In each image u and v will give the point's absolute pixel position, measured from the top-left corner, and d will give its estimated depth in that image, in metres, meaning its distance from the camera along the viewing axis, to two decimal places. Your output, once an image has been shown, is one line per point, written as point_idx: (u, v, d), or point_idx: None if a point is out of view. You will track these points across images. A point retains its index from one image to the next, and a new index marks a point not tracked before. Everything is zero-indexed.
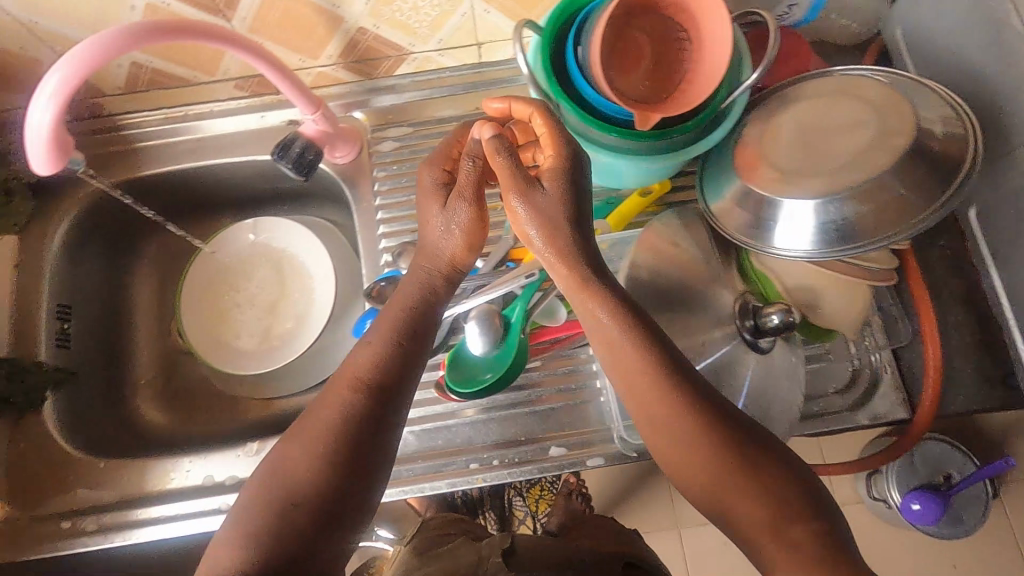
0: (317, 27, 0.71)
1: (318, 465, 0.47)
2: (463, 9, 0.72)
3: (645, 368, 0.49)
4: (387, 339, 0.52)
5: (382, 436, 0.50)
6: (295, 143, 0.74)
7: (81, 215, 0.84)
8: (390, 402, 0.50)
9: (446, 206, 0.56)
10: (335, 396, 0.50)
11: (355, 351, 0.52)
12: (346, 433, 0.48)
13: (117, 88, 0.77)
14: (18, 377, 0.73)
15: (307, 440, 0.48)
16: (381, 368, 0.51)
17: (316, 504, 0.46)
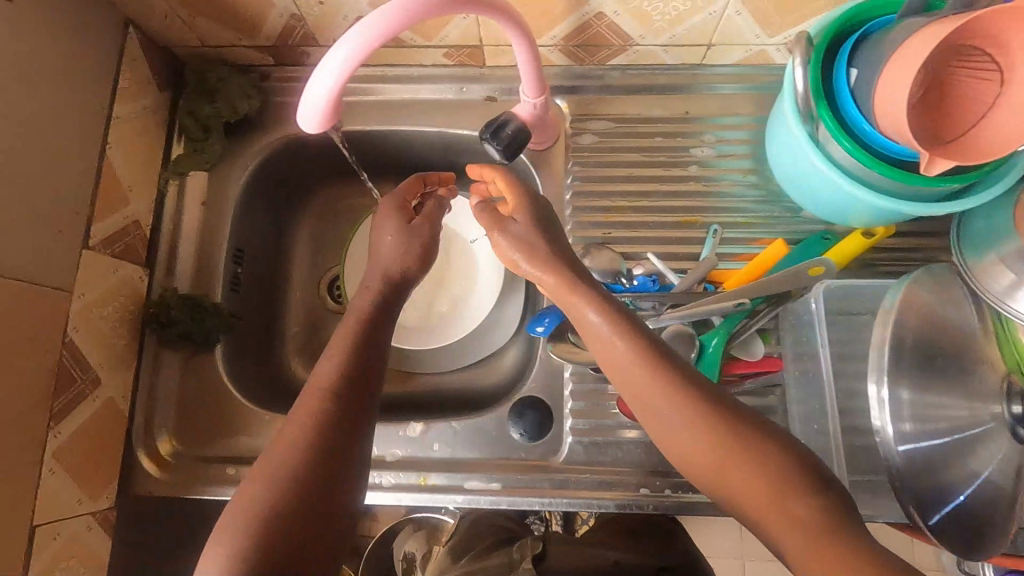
0: (558, 6, 0.67)
1: (291, 447, 0.50)
2: (716, 7, 0.66)
3: (654, 385, 0.53)
4: (345, 354, 0.57)
5: (355, 436, 0.53)
6: (509, 125, 0.71)
7: (265, 161, 0.83)
8: (343, 410, 0.53)
9: (398, 227, 0.67)
10: (324, 386, 0.54)
11: (322, 367, 0.56)
12: (329, 425, 0.51)
13: (330, 40, 0.74)
14: (199, 317, 0.74)
15: (294, 439, 0.50)
16: (342, 379, 0.55)
17: (303, 476, 0.49)
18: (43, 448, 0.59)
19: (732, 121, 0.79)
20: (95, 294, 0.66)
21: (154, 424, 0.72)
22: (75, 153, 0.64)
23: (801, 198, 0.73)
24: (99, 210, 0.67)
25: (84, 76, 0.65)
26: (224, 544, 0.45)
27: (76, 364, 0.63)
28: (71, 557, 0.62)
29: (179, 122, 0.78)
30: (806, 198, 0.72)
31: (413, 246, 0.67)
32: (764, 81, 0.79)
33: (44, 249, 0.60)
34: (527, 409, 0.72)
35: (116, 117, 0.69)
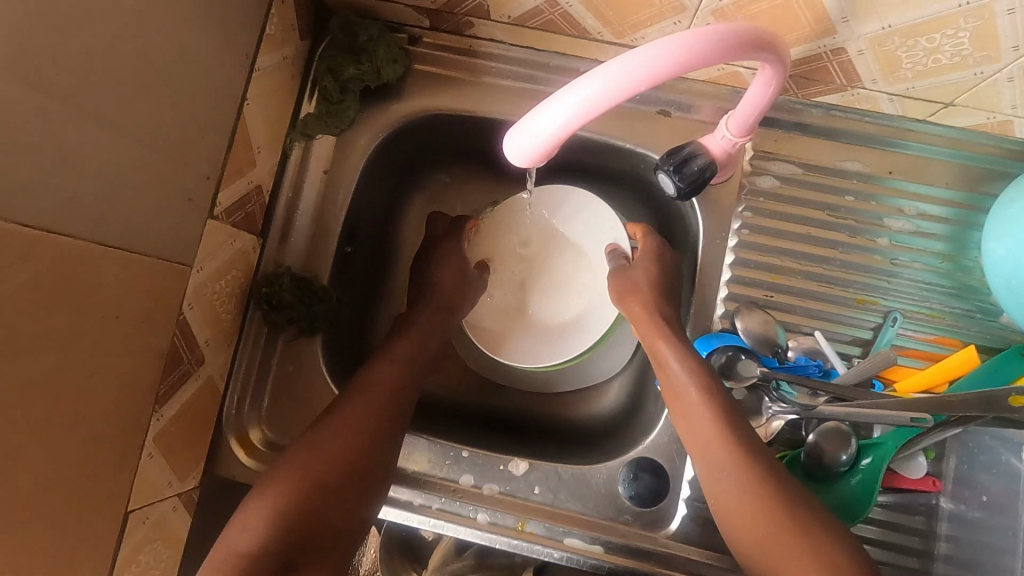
0: (793, 33, 0.55)
1: (331, 454, 0.57)
2: (987, 69, 0.55)
3: (719, 435, 0.58)
4: (399, 363, 0.66)
5: (397, 433, 0.62)
6: (696, 159, 0.60)
7: (396, 135, 0.74)
8: (400, 407, 0.63)
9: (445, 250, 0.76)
10: (379, 393, 0.63)
11: (379, 365, 0.65)
12: (361, 438, 0.59)
13: (505, 17, 0.64)
14: (309, 302, 0.68)
15: (327, 430, 0.59)
16: (392, 381, 0.64)
17: (342, 474, 0.57)
18: (147, 432, 0.55)
19: (942, 192, 0.68)
20: (212, 267, 0.60)
21: (247, 406, 0.68)
22: (215, 108, 0.56)
23: (1017, 311, 0.61)
24: (228, 174, 0.60)
25: (235, 19, 0.57)
26: (249, 530, 0.53)
27: (186, 342, 0.58)
28: (156, 540, 0.59)
29: (315, 77, 0.70)
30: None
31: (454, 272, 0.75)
32: (989, 153, 0.67)
33: (172, 217, 0.53)
34: (643, 472, 0.66)
35: (257, 69, 0.61)
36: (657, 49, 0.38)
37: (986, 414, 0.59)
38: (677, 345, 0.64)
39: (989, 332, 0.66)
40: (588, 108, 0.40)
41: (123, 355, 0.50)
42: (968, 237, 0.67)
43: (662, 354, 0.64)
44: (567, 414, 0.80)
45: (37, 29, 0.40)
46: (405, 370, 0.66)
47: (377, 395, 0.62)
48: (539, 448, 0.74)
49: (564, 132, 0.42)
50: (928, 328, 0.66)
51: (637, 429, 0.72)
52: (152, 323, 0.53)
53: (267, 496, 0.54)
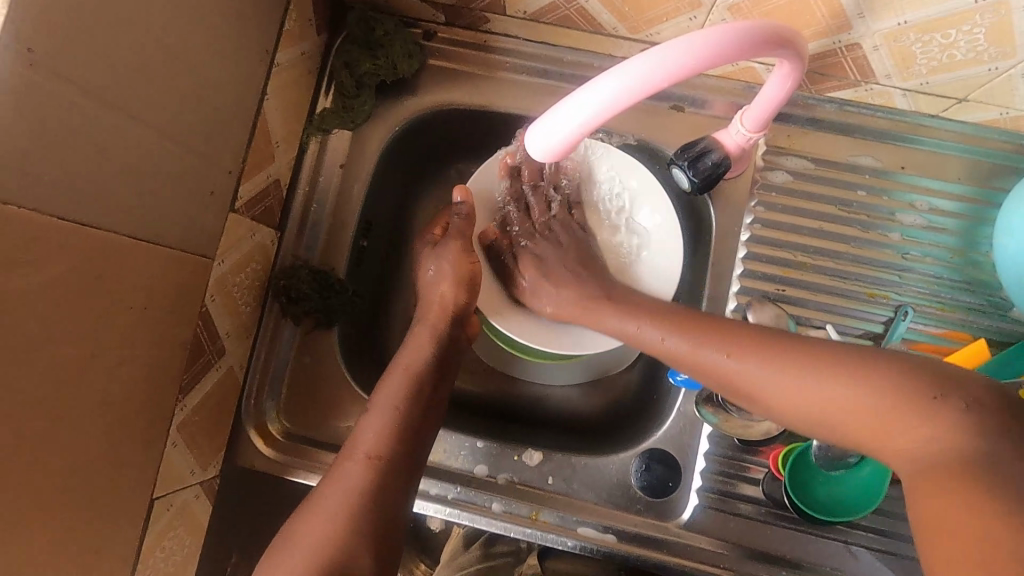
0: (809, 28, 0.56)
1: (308, 550, 0.53)
2: (1002, 65, 0.55)
3: (699, 346, 0.59)
4: (386, 420, 0.61)
5: (401, 492, 0.59)
6: (710, 154, 0.61)
7: (411, 130, 0.75)
8: (394, 468, 0.59)
9: (441, 252, 0.70)
10: (359, 475, 0.57)
11: (365, 426, 0.61)
12: (354, 510, 0.55)
13: (521, 12, 0.65)
14: (326, 293, 0.69)
15: (322, 509, 0.55)
16: (383, 439, 0.60)
17: (341, 552, 0.53)
18: (171, 421, 0.56)
19: (953, 187, 0.68)
20: (232, 260, 0.61)
21: (265, 396, 0.69)
22: (237, 103, 0.57)
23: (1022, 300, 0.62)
24: (248, 167, 0.60)
25: (256, 14, 0.57)
26: None
27: (207, 334, 0.59)
28: (179, 527, 0.60)
29: (331, 71, 0.70)
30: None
31: (466, 267, 0.70)
32: (1000, 148, 0.68)
33: (196, 211, 0.54)
34: (655, 463, 0.67)
35: (276, 64, 0.62)
36: (689, 42, 0.39)
37: None
38: (616, 310, 0.67)
39: (1000, 326, 0.67)
40: (613, 102, 0.40)
41: (150, 346, 0.51)
42: (980, 231, 0.68)
43: (612, 324, 0.67)
44: (580, 408, 0.80)
45: (76, 26, 0.42)
46: (394, 424, 0.61)
47: (369, 453, 0.59)
48: (550, 440, 0.75)
49: (587, 128, 0.42)
50: (939, 322, 0.67)
51: (650, 421, 0.73)
52: (177, 315, 0.54)
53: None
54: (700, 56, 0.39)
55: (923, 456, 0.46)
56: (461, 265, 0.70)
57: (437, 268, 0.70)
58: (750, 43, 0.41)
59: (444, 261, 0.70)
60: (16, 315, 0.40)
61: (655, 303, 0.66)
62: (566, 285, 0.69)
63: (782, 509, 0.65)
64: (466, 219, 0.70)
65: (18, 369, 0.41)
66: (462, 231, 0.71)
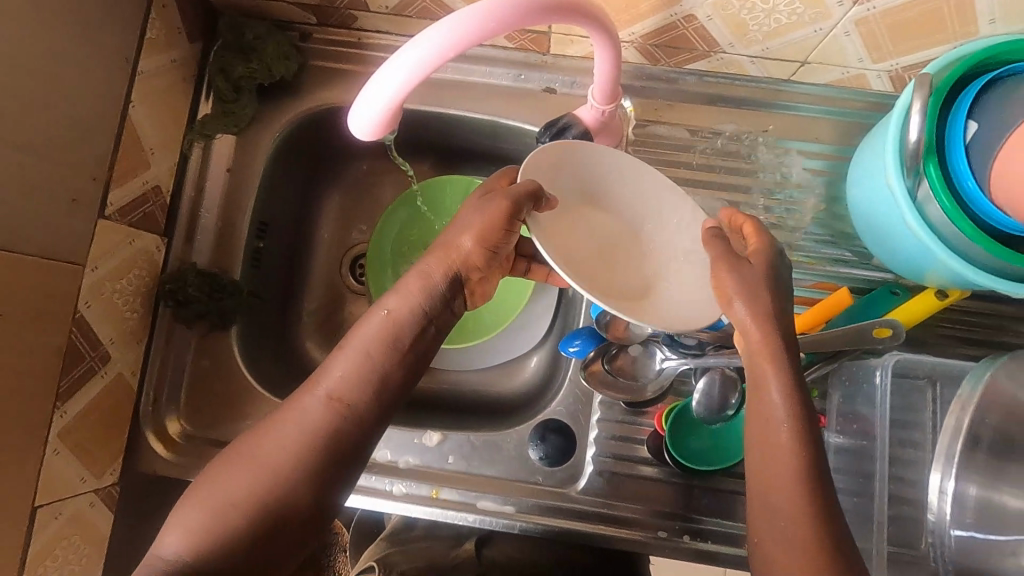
0: (644, 2, 0.59)
1: (251, 479, 0.47)
2: (824, 25, 0.58)
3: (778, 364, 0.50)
4: (358, 358, 0.52)
5: (351, 458, 0.50)
6: (568, 131, 0.64)
7: (298, 130, 0.76)
8: (355, 424, 0.51)
9: (485, 202, 0.55)
10: (317, 414, 0.50)
11: (336, 365, 0.52)
12: (294, 463, 0.48)
13: (383, 7, 0.67)
14: (216, 295, 0.70)
15: (253, 459, 0.48)
16: (357, 389, 0.51)
17: (267, 507, 0.47)
18: (49, 429, 0.56)
19: (813, 147, 0.72)
20: (108, 267, 0.61)
21: (163, 402, 0.69)
22: (95, 111, 0.58)
23: (938, 271, 0.59)
24: (118, 174, 0.61)
25: (110, 24, 0.59)
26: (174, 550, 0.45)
27: (86, 340, 0.60)
28: (74, 535, 0.61)
29: (208, 77, 0.72)
30: (939, 270, 0.59)
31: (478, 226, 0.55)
32: (854, 106, 0.71)
33: (57, 217, 0.55)
34: (550, 432, 0.69)
35: (141, 73, 0.63)
36: (480, 9, 0.41)
37: (856, 348, 0.62)
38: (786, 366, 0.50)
39: (865, 274, 0.70)
40: (415, 72, 0.42)
41: (14, 353, 0.52)
42: (842, 186, 0.72)
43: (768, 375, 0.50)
44: (490, 388, 0.82)
45: None
46: (370, 369, 0.52)
47: (335, 389, 0.51)
48: (457, 423, 0.77)
49: (397, 101, 0.44)
50: (809, 275, 0.71)
51: (549, 395, 0.74)
52: (43, 321, 0.54)
53: (184, 524, 0.46)
54: (477, 23, 0.41)
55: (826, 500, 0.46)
56: (490, 229, 0.55)
57: (466, 220, 0.56)
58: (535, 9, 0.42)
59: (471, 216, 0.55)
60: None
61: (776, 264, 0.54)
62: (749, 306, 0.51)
63: (668, 467, 0.68)
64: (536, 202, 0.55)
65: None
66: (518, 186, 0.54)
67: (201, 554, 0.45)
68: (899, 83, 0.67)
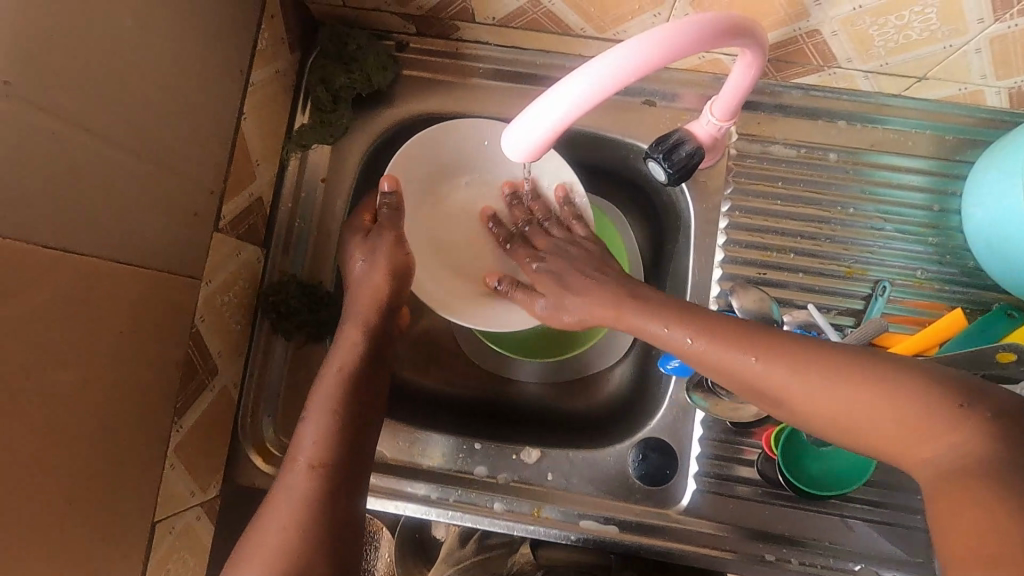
0: (770, 17, 0.57)
1: (268, 565, 0.50)
2: (956, 42, 0.57)
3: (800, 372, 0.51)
4: (322, 422, 0.58)
5: (351, 513, 0.55)
6: (684, 145, 0.63)
7: (391, 140, 0.75)
8: (344, 476, 0.56)
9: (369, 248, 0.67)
10: (302, 481, 0.54)
11: (302, 435, 0.57)
12: (300, 525, 0.52)
13: (489, 18, 0.66)
14: (315, 308, 0.69)
15: (265, 545, 0.51)
16: (329, 447, 0.56)
17: None
18: (167, 443, 0.56)
19: (920, 163, 0.71)
20: (219, 279, 0.61)
21: (260, 414, 0.69)
22: (215, 124, 0.58)
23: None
24: (230, 187, 0.61)
25: (229, 35, 0.58)
26: None
27: (199, 354, 0.59)
28: (183, 549, 0.61)
29: (307, 88, 0.71)
30: None
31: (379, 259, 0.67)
32: (962, 122, 0.70)
33: (181, 232, 0.55)
34: (651, 451, 0.69)
35: (252, 84, 0.63)
36: (661, 33, 0.42)
37: (976, 372, 0.60)
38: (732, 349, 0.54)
39: (974, 294, 0.69)
40: (592, 92, 0.42)
41: (142, 369, 0.52)
42: (949, 203, 0.70)
43: (736, 363, 0.54)
44: (571, 403, 0.80)
45: (45, 49, 0.41)
46: (337, 427, 0.58)
47: (308, 446, 0.56)
48: (547, 438, 0.74)
49: (560, 125, 0.45)
50: (916, 294, 0.69)
51: (642, 410, 0.74)
52: (167, 336, 0.54)
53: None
54: (664, 46, 0.41)
55: (946, 465, 0.44)
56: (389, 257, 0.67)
57: (368, 261, 0.66)
58: (710, 34, 0.44)
59: (362, 259, 0.67)
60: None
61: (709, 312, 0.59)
62: (587, 287, 0.67)
63: (775, 487, 0.67)
64: (394, 210, 0.69)
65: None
66: (395, 222, 0.68)
67: None
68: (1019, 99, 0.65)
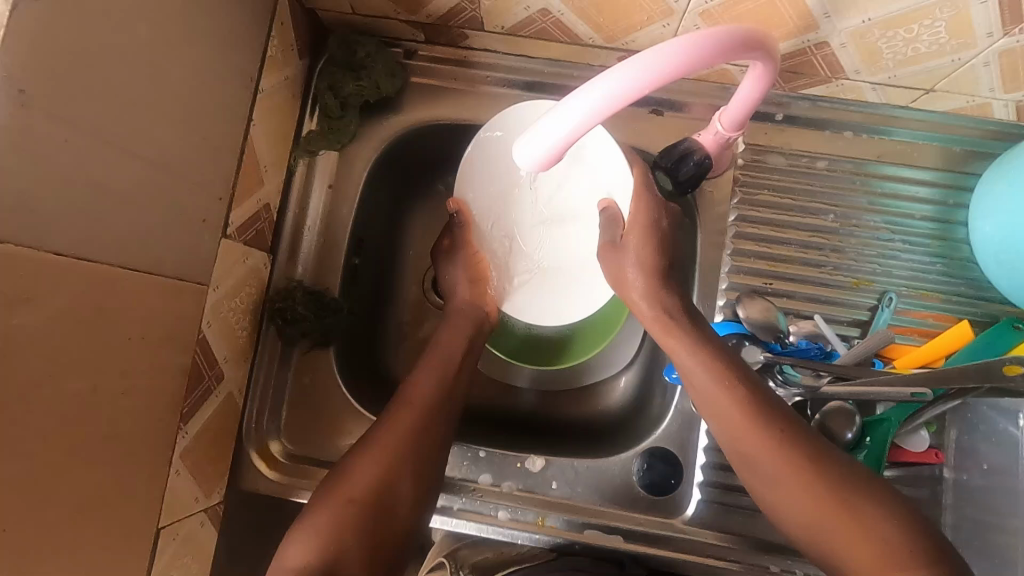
0: (780, 29, 0.58)
1: (369, 477, 0.56)
2: (964, 56, 0.57)
3: (749, 424, 0.56)
4: (439, 364, 0.65)
5: (442, 444, 0.61)
6: (693, 155, 0.64)
7: (398, 147, 0.76)
8: (441, 408, 0.62)
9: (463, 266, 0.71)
10: (411, 415, 0.60)
11: (422, 371, 0.64)
12: (404, 445, 0.58)
13: (499, 27, 0.67)
14: (321, 314, 0.69)
15: (378, 453, 0.57)
16: (439, 383, 0.63)
17: (383, 497, 0.55)
18: (173, 451, 0.56)
19: (927, 175, 0.71)
20: (226, 286, 0.61)
21: (265, 420, 0.69)
22: (224, 131, 0.58)
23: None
24: (238, 193, 0.61)
25: (240, 43, 0.58)
26: (300, 550, 0.52)
27: (206, 360, 0.59)
28: (187, 555, 0.60)
29: (316, 94, 0.71)
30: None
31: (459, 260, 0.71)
32: (969, 134, 0.70)
33: (191, 239, 0.55)
34: (656, 461, 0.69)
35: (261, 91, 0.63)
36: (673, 47, 0.42)
37: (984, 384, 0.60)
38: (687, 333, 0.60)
39: (981, 306, 0.69)
40: (599, 109, 0.43)
41: (150, 376, 0.52)
42: (954, 215, 0.70)
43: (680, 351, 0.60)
44: (576, 412, 0.80)
45: (60, 57, 0.41)
46: (444, 373, 0.65)
47: (424, 385, 0.63)
48: (552, 446, 0.74)
49: (572, 136, 0.45)
50: (923, 306, 0.69)
51: (647, 419, 0.74)
52: (175, 343, 0.54)
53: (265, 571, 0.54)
54: (675, 60, 0.42)
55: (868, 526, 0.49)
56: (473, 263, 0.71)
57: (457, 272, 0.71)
58: (723, 48, 0.44)
59: (456, 269, 0.71)
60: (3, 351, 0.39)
61: (696, 320, 0.62)
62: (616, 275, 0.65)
63: None
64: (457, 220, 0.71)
65: (7, 411, 0.40)
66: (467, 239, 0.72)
67: (325, 550, 0.52)
68: None
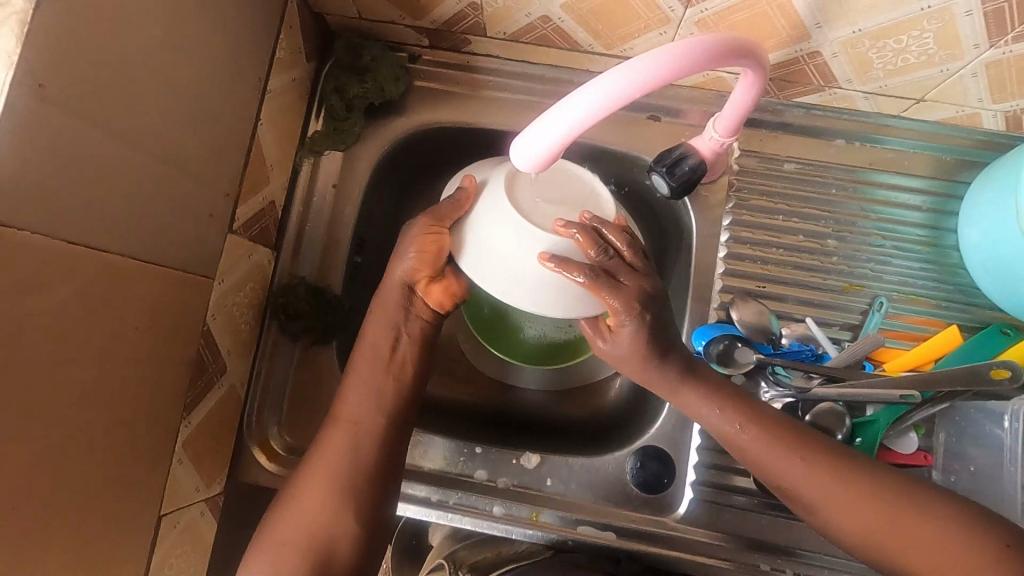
0: (774, 39, 0.59)
1: (302, 517, 0.56)
2: (953, 66, 0.59)
3: (771, 451, 0.57)
4: (366, 385, 0.62)
5: (387, 478, 0.60)
6: (686, 162, 0.64)
7: (401, 149, 0.77)
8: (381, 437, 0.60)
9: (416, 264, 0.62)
10: (340, 439, 0.59)
11: (347, 396, 0.62)
12: (333, 473, 0.57)
13: (500, 33, 0.68)
14: (322, 309, 0.71)
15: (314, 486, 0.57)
16: (368, 410, 0.61)
17: (320, 532, 0.55)
18: (175, 440, 0.57)
19: (918, 183, 0.72)
20: (231, 280, 0.63)
21: (265, 413, 0.70)
22: (233, 129, 0.59)
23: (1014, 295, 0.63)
24: (244, 191, 0.63)
25: (250, 44, 0.60)
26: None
27: (209, 351, 0.61)
28: (187, 544, 0.62)
29: (322, 96, 0.73)
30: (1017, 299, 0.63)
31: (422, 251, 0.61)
32: (959, 143, 0.71)
33: (198, 233, 0.57)
34: (649, 460, 0.70)
35: (269, 91, 0.65)
36: (662, 55, 0.44)
37: (971, 389, 0.62)
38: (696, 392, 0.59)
39: (971, 311, 0.70)
40: (586, 117, 0.45)
41: (155, 365, 0.53)
42: (944, 222, 0.72)
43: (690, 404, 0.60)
44: (572, 412, 0.81)
45: (79, 55, 0.43)
46: (382, 402, 0.61)
47: (354, 408, 0.61)
48: (547, 445, 0.75)
49: (562, 141, 0.47)
50: (913, 311, 0.70)
51: (642, 418, 0.75)
52: (180, 334, 0.55)
53: None
54: (663, 68, 0.44)
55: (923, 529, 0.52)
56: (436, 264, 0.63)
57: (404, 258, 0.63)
58: (711, 57, 0.46)
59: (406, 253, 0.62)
60: (17, 334, 0.41)
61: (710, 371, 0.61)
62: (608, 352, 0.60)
63: (773, 500, 0.68)
64: (455, 204, 0.60)
65: (19, 392, 0.41)
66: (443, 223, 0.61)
67: None
68: (1014, 122, 0.66)
